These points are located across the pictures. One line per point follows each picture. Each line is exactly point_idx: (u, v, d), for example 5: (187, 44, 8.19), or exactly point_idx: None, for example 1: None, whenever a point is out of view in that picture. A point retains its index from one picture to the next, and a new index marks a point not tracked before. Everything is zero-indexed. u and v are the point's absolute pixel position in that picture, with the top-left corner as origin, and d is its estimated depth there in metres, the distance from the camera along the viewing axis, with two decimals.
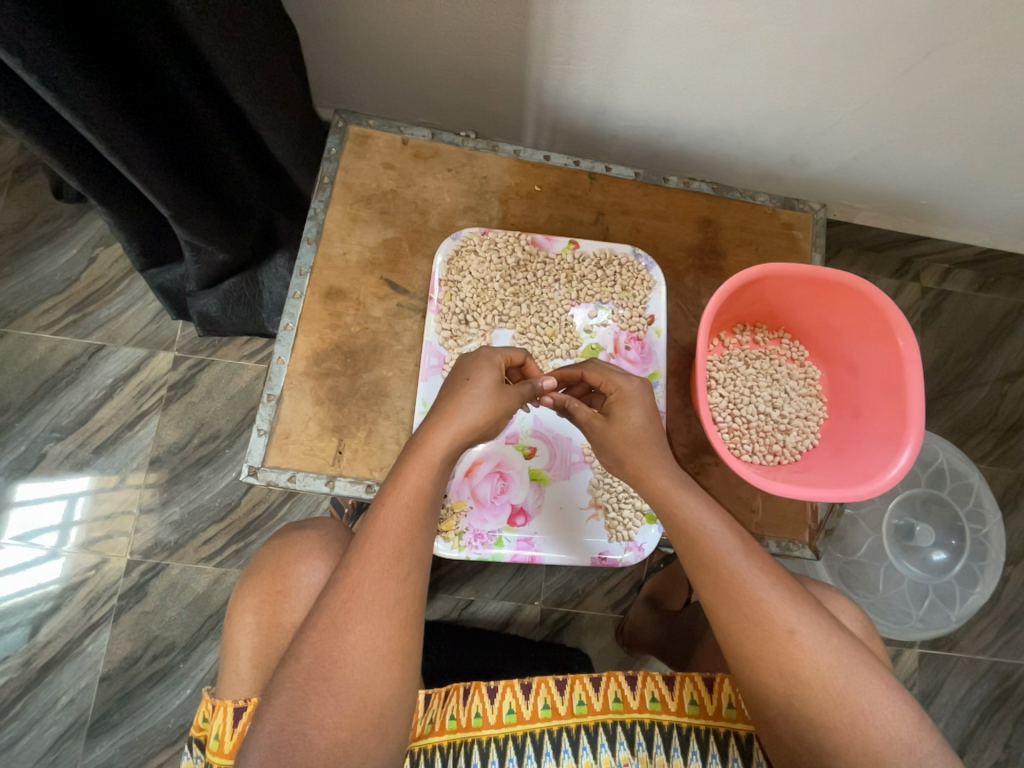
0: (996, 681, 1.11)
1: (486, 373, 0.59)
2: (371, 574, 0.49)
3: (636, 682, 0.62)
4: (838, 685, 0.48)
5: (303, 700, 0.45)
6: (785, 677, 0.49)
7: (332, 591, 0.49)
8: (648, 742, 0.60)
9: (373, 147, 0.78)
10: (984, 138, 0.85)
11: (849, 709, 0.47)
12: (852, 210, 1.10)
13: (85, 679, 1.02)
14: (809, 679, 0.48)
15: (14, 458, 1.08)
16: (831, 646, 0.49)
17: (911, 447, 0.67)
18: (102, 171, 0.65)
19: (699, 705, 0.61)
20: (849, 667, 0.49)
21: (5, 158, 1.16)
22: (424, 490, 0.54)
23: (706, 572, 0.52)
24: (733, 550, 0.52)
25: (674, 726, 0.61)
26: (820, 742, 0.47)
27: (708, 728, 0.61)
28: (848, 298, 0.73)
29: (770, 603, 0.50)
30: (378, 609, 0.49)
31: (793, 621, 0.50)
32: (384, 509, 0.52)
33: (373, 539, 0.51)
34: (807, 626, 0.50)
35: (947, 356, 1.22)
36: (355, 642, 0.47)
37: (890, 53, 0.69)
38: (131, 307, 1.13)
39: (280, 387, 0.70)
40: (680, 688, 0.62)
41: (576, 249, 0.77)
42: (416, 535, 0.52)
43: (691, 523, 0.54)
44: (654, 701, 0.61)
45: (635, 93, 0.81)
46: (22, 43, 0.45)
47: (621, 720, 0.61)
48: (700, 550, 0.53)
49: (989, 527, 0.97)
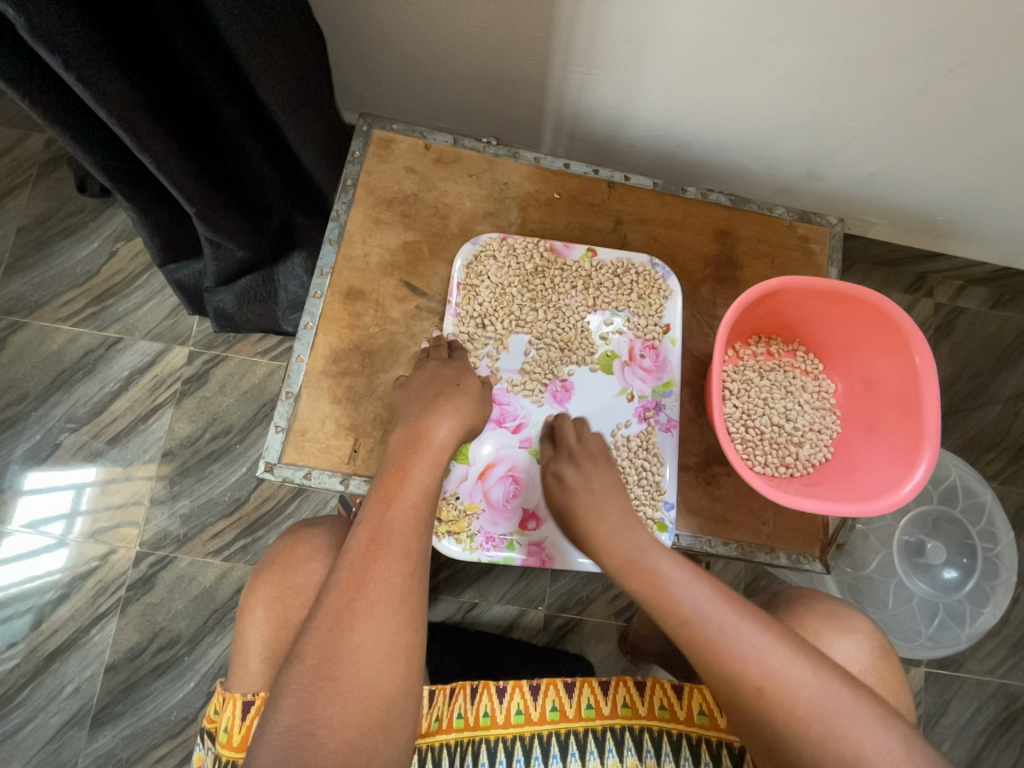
0: (1004, 704, 1.10)
1: (473, 379, 0.67)
2: (378, 571, 0.50)
3: (646, 690, 0.62)
4: (812, 720, 0.48)
5: (310, 700, 0.45)
6: (763, 727, 0.50)
7: (337, 589, 0.50)
8: (656, 750, 0.61)
9: (396, 151, 0.79)
10: (1003, 157, 0.85)
11: (815, 750, 0.48)
12: (866, 224, 1.10)
13: (90, 669, 1.02)
14: (786, 727, 0.49)
15: (29, 446, 1.09)
16: (807, 691, 0.49)
17: (925, 464, 0.67)
18: (130, 169, 0.66)
19: (711, 716, 0.61)
20: (826, 713, 0.48)
21: (32, 151, 1.17)
22: (427, 487, 0.57)
23: (672, 629, 0.55)
24: (697, 609, 0.54)
25: (683, 736, 0.61)
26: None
27: (720, 742, 0.60)
28: (865, 311, 0.73)
29: (738, 658, 0.51)
30: (384, 608, 0.49)
31: (762, 676, 0.50)
32: (391, 510, 0.54)
33: (380, 537, 0.52)
34: (777, 678, 0.50)
35: (959, 373, 1.22)
36: (361, 641, 0.48)
37: (910, 71, 0.70)
38: (149, 301, 1.15)
39: (298, 385, 0.71)
40: (689, 697, 0.62)
41: (593, 257, 0.77)
42: (420, 533, 0.54)
43: (651, 585, 0.56)
44: (663, 709, 0.62)
45: (655, 104, 0.81)
46: (65, 45, 0.46)
47: (629, 726, 0.61)
48: (663, 609, 0.55)
49: (1002, 546, 0.97)
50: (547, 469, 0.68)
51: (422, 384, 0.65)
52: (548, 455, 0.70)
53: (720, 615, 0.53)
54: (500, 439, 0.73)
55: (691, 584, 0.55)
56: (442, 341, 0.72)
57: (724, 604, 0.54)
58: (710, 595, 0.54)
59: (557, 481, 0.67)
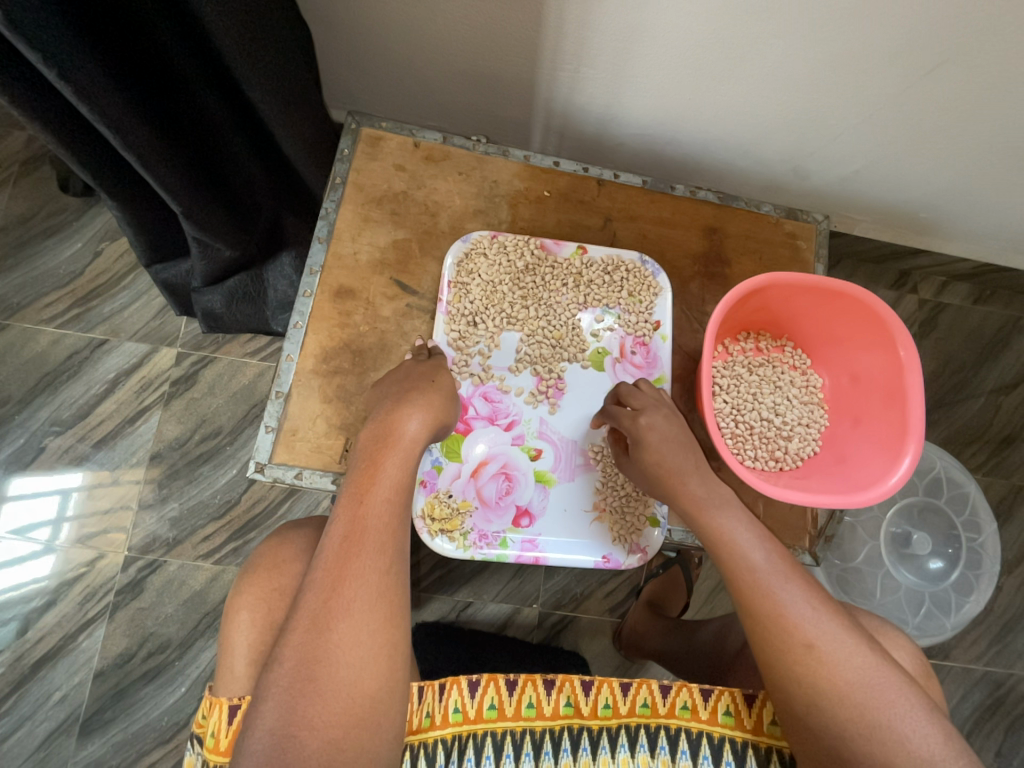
0: (989, 691, 1.12)
1: (447, 377, 0.66)
2: (353, 571, 0.50)
3: (670, 692, 0.62)
4: (845, 701, 0.50)
5: (290, 704, 0.45)
6: (802, 688, 0.52)
7: (312, 589, 0.49)
8: (671, 746, 0.61)
9: (385, 149, 0.78)
10: (984, 155, 0.86)
11: (844, 725, 0.50)
12: (852, 221, 1.12)
13: (78, 676, 1.01)
14: (826, 691, 0.51)
15: (12, 451, 1.07)
16: (855, 662, 0.52)
17: (910, 455, 0.68)
18: (113, 168, 0.65)
19: (735, 717, 0.61)
20: (849, 678, 0.51)
21: (11, 150, 1.15)
22: (400, 481, 0.56)
23: (733, 585, 0.57)
24: (761, 566, 0.56)
25: (704, 734, 0.61)
26: (842, 749, 0.50)
27: (747, 741, 0.61)
28: (850, 306, 0.74)
29: (793, 614, 0.53)
30: (362, 605, 0.49)
31: (813, 636, 0.52)
32: (364, 506, 0.53)
33: (353, 536, 0.52)
34: (829, 642, 0.52)
35: (943, 367, 1.23)
36: (339, 641, 0.48)
37: (895, 68, 0.71)
38: (134, 302, 1.13)
39: (288, 384, 0.71)
40: (716, 699, 0.61)
41: (584, 253, 0.78)
42: (394, 528, 0.54)
43: (725, 536, 0.59)
44: (685, 709, 0.61)
45: (642, 103, 0.82)
46: (47, 42, 0.46)
47: (645, 724, 0.61)
48: (729, 561, 0.58)
49: (985, 536, 0.98)
50: (635, 428, 0.66)
51: (395, 382, 0.65)
52: (632, 413, 0.67)
53: (782, 574, 0.56)
54: (492, 437, 0.73)
55: (757, 544, 0.58)
56: (424, 346, 0.71)
57: (786, 566, 0.57)
58: (775, 556, 0.57)
59: (652, 433, 0.65)
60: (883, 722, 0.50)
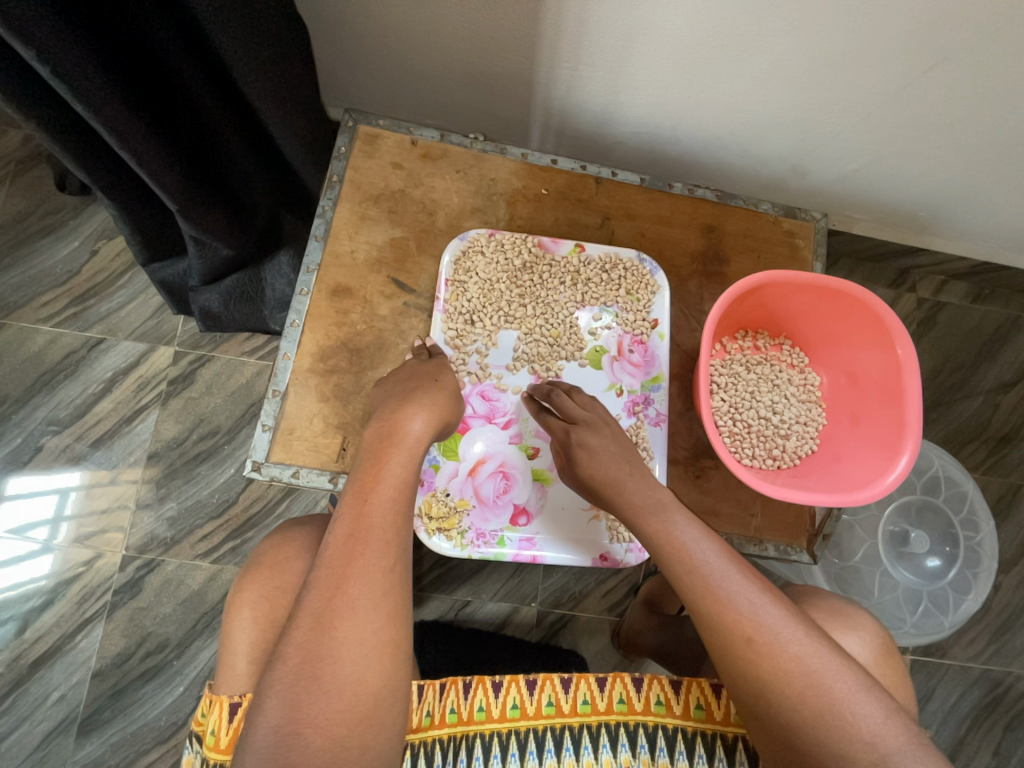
0: (987, 689, 1.12)
1: (451, 375, 0.66)
2: (357, 569, 0.50)
3: (642, 686, 0.62)
4: (789, 690, 0.50)
5: (294, 701, 0.45)
6: (749, 681, 0.52)
7: (317, 587, 0.49)
8: (650, 745, 0.61)
9: (382, 147, 0.78)
10: (982, 154, 0.86)
11: (791, 715, 0.50)
12: (851, 220, 1.12)
13: (76, 675, 1.01)
14: (770, 683, 0.51)
15: (10, 450, 1.07)
16: (794, 650, 0.51)
17: (908, 454, 0.68)
18: (109, 164, 0.65)
19: (706, 710, 0.62)
20: (790, 668, 0.51)
21: (8, 149, 1.15)
22: (404, 480, 0.56)
23: (676, 582, 0.57)
24: (701, 563, 0.56)
25: (678, 730, 0.61)
26: (791, 739, 0.50)
27: (716, 733, 0.61)
28: (848, 304, 0.74)
29: (731, 609, 0.53)
30: (365, 604, 0.49)
31: (751, 628, 0.52)
32: (368, 504, 0.53)
33: (358, 534, 0.51)
34: (767, 632, 0.52)
35: (942, 366, 1.23)
36: (342, 639, 0.48)
37: (893, 66, 0.71)
38: (132, 301, 1.13)
39: (285, 383, 0.71)
40: (686, 693, 0.62)
41: (582, 252, 0.77)
42: (398, 526, 0.54)
43: (665, 537, 0.59)
44: (659, 704, 0.62)
45: (641, 101, 0.82)
46: (38, 36, 0.45)
47: (623, 721, 0.61)
48: (671, 559, 0.58)
49: (983, 534, 0.99)
50: (567, 442, 0.67)
51: (401, 380, 0.65)
52: (565, 427, 0.68)
53: (722, 568, 0.56)
54: (490, 436, 0.73)
55: (699, 540, 0.58)
56: (423, 346, 0.71)
57: (727, 560, 0.57)
58: (715, 550, 0.57)
59: (583, 451, 0.66)
60: (827, 709, 0.49)
